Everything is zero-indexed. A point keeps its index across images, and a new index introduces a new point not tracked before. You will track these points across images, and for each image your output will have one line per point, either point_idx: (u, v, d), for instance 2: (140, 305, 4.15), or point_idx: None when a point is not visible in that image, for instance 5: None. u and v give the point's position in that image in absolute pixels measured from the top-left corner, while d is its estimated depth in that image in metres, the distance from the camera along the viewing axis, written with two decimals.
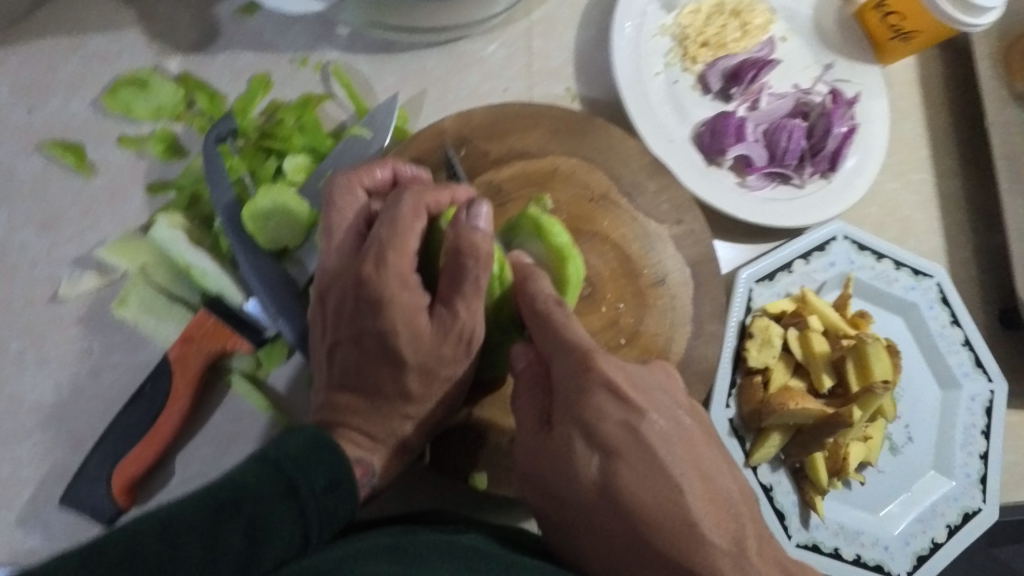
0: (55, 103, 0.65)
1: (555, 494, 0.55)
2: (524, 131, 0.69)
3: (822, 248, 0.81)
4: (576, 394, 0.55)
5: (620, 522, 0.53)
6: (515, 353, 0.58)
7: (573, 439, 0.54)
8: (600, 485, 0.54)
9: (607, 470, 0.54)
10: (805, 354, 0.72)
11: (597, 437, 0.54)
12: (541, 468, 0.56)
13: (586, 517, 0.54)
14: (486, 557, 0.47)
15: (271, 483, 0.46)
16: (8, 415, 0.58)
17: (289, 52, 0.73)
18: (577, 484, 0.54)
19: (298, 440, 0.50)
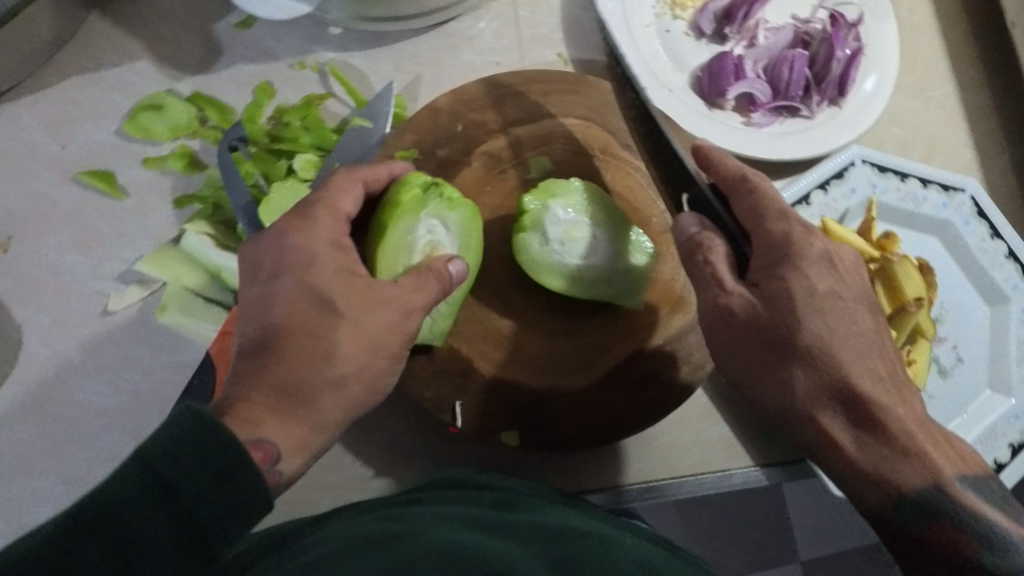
0: (84, 135, 0.71)
1: (758, 340, 0.54)
2: (517, 98, 0.70)
3: (840, 175, 0.79)
4: (786, 253, 0.54)
5: (825, 369, 0.52)
6: (683, 220, 0.57)
7: (778, 290, 0.53)
8: (812, 330, 0.52)
9: (813, 320, 0.52)
10: None
11: (815, 307, 0.53)
12: (739, 319, 0.54)
13: (789, 365, 0.53)
14: (468, 525, 0.43)
15: (147, 484, 0.38)
16: (75, 421, 0.63)
17: (287, 58, 0.76)
18: (781, 330, 0.53)
19: (175, 424, 0.41)
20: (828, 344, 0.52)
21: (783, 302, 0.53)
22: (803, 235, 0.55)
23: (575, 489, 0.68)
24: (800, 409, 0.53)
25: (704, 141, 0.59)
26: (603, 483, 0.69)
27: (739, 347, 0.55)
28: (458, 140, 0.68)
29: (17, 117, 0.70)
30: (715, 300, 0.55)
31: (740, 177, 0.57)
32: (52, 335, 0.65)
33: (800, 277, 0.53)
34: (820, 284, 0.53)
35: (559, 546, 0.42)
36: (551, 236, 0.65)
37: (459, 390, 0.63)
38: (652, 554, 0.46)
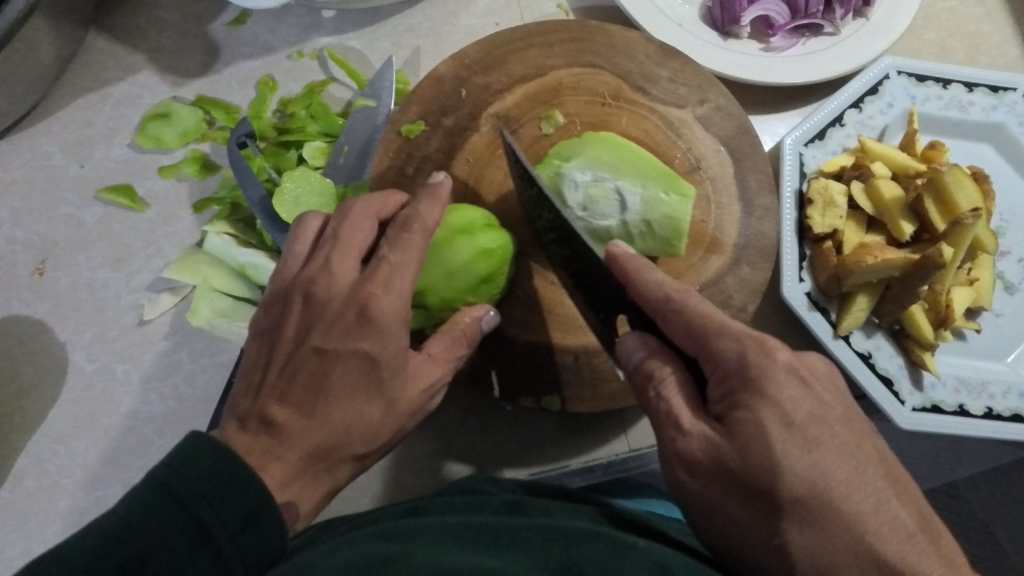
0: (100, 153, 0.72)
1: (737, 497, 0.43)
2: (519, 55, 0.67)
3: (874, 90, 0.73)
4: (745, 383, 0.43)
5: (818, 517, 0.42)
6: (627, 344, 0.48)
7: (744, 426, 0.43)
8: (796, 475, 0.42)
9: (792, 463, 0.42)
10: (875, 205, 0.66)
11: (787, 454, 0.42)
12: (706, 466, 0.44)
13: (777, 522, 0.43)
14: (499, 540, 0.41)
15: (180, 519, 0.38)
16: (129, 431, 0.65)
17: (284, 49, 0.75)
18: (761, 489, 0.42)
19: (206, 461, 0.40)
20: (808, 486, 0.42)
21: (744, 455, 0.43)
22: (759, 352, 0.44)
23: (626, 449, 0.67)
24: (805, 571, 0.42)
25: (624, 259, 0.49)
26: (654, 440, 0.67)
27: (713, 505, 0.44)
28: (464, 106, 0.66)
29: (35, 143, 0.71)
30: (671, 441, 0.46)
31: (665, 299, 0.47)
32: (96, 350, 0.67)
33: (766, 404, 0.43)
34: (796, 411, 0.43)
35: (569, 552, 0.41)
36: (571, 203, 0.61)
37: (495, 360, 0.62)
38: (666, 557, 0.43)
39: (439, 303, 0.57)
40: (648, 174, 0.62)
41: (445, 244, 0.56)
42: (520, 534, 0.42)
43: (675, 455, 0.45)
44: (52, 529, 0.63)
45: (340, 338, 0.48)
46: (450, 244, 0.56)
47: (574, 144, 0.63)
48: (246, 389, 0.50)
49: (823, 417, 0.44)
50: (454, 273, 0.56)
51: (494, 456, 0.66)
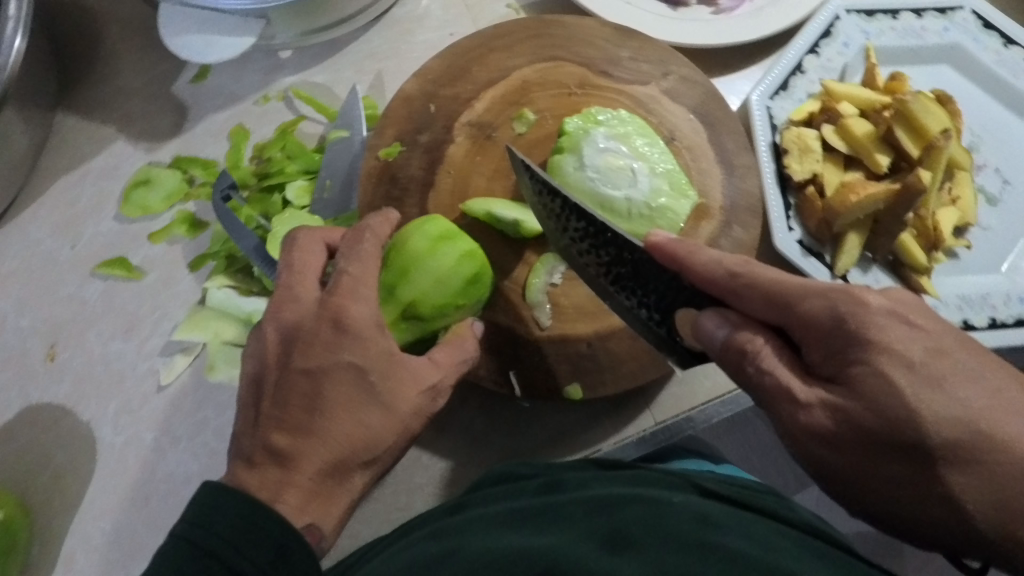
0: (90, 229, 0.72)
1: (885, 453, 0.43)
2: (481, 62, 0.69)
3: (828, 33, 0.75)
4: (853, 334, 0.43)
5: (970, 455, 0.42)
6: (707, 323, 0.48)
7: (865, 379, 0.42)
8: (932, 414, 0.42)
9: (947, 474, 0.42)
10: (849, 144, 0.68)
11: (911, 400, 0.42)
12: (845, 433, 0.43)
13: (933, 469, 0.42)
14: (547, 515, 0.43)
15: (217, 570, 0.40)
16: (168, 494, 0.66)
17: (250, 95, 0.76)
18: (897, 493, 0.43)
19: (231, 511, 0.42)
20: (970, 504, 0.42)
21: (880, 441, 0.42)
22: (853, 302, 0.44)
23: (653, 423, 0.68)
24: (975, 508, 0.42)
25: (665, 249, 0.49)
26: (679, 409, 0.69)
27: (865, 470, 0.43)
28: (437, 121, 0.67)
29: (25, 232, 0.72)
30: (790, 422, 0.45)
31: (731, 276, 0.47)
32: (123, 422, 0.68)
33: (883, 354, 0.42)
34: (937, 434, 0.42)
35: (613, 518, 0.41)
36: (589, 159, 0.60)
37: (512, 359, 0.62)
38: (707, 508, 0.43)
39: (432, 311, 0.56)
40: (668, 178, 0.62)
41: (424, 252, 0.56)
42: (564, 510, 0.43)
43: (801, 433, 0.45)
44: None
45: (323, 355, 0.48)
46: (434, 249, 0.56)
47: (629, 118, 0.63)
48: (249, 429, 0.50)
49: (982, 427, 0.42)
50: (444, 279, 0.56)
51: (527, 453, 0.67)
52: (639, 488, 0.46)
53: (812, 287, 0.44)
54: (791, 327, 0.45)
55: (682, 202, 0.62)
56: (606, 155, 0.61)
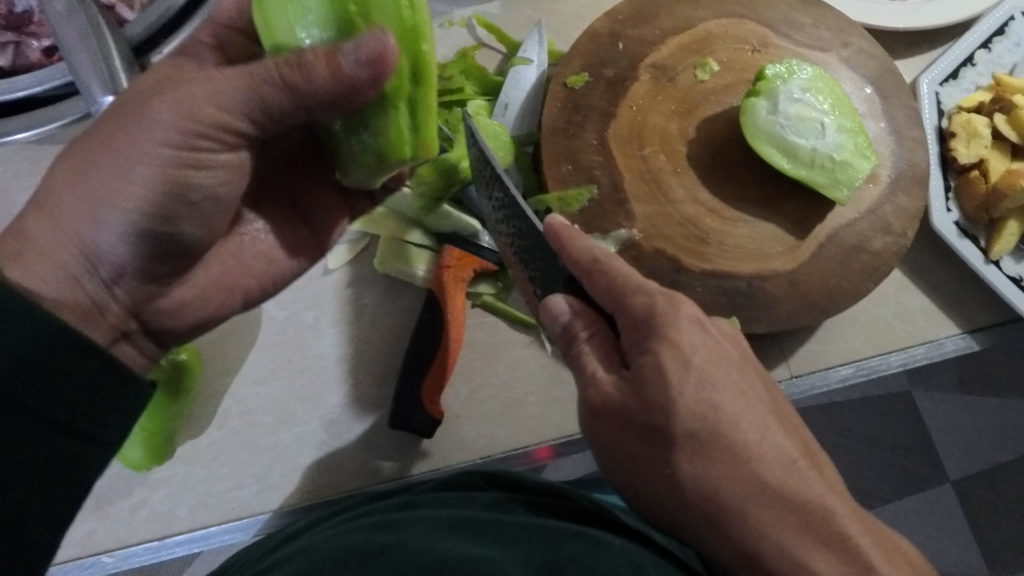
0: None
1: (635, 433, 0.50)
2: (668, 10, 0.72)
3: (1002, 31, 0.77)
4: (656, 326, 0.49)
5: (712, 452, 0.49)
6: (554, 306, 0.53)
7: (649, 367, 0.49)
8: (687, 410, 0.48)
9: (680, 461, 0.49)
10: (1019, 134, 0.69)
11: (682, 408, 0.48)
12: (616, 401, 0.50)
13: (672, 460, 0.49)
14: (501, 527, 0.51)
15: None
16: (321, 372, 0.70)
17: (435, 19, 0.81)
18: (645, 466, 0.50)
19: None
20: (685, 492, 0.49)
21: (632, 418, 0.49)
22: (668, 305, 0.50)
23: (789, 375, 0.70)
24: (693, 502, 0.50)
25: (557, 228, 0.52)
26: (813, 366, 0.71)
27: (618, 442, 0.51)
28: (622, 57, 0.70)
29: None
30: (588, 395, 0.51)
31: (594, 259, 0.51)
32: (287, 299, 0.72)
33: (668, 349, 0.49)
34: (681, 424, 0.48)
35: (546, 550, 0.49)
36: (781, 106, 0.64)
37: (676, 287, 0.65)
38: (641, 555, 0.51)
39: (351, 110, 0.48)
40: (850, 137, 0.65)
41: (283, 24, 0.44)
42: (505, 531, 0.51)
43: (588, 404, 0.52)
44: (261, 462, 0.68)
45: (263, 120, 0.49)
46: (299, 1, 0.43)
47: (818, 75, 0.66)
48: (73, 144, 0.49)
49: (737, 450, 0.50)
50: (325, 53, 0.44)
51: None
52: (586, 523, 0.53)
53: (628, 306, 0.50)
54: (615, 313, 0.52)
55: (862, 162, 0.65)
56: (795, 105, 0.64)
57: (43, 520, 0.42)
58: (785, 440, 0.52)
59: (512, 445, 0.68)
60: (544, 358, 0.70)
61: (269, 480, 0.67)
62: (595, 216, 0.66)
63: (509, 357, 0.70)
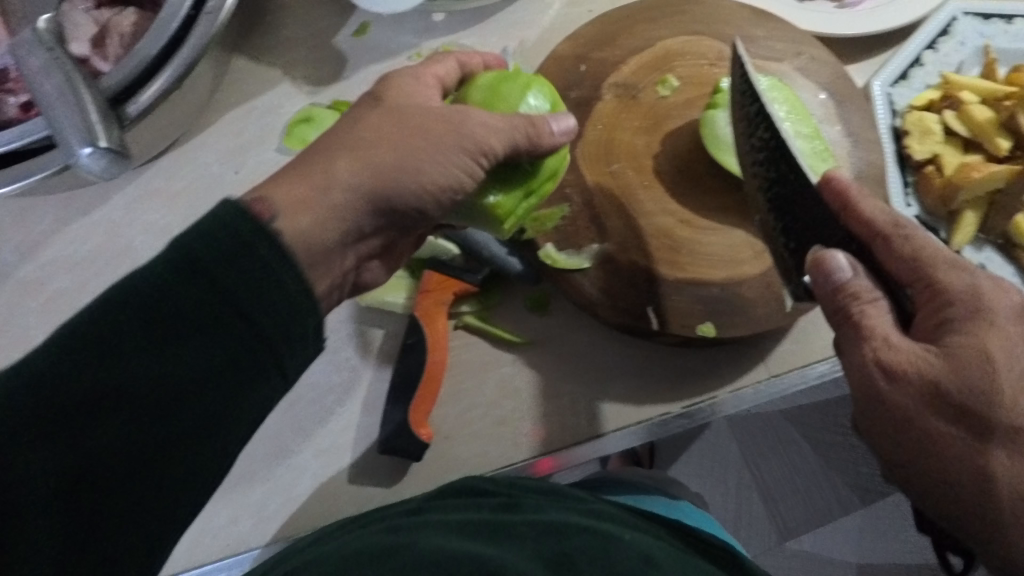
0: (251, 159, 0.79)
1: (944, 413, 0.50)
2: (628, 31, 0.75)
3: (946, 32, 0.80)
4: (979, 303, 0.50)
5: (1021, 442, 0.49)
6: (823, 259, 0.53)
7: (963, 349, 0.49)
8: (1019, 399, 0.48)
9: (996, 452, 0.49)
10: (969, 129, 0.72)
11: (963, 404, 0.49)
12: (914, 383, 0.49)
13: (985, 446, 0.49)
14: (511, 526, 0.52)
15: (184, 293, 0.45)
16: (313, 402, 0.71)
17: (405, 52, 0.83)
18: (954, 450, 0.50)
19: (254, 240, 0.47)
20: (1000, 486, 0.49)
21: (944, 398, 0.49)
22: (957, 269, 0.51)
23: (768, 375, 0.72)
24: (1004, 489, 0.49)
25: (837, 183, 0.55)
26: (791, 365, 0.72)
27: (907, 425, 0.51)
28: (586, 79, 0.73)
29: (194, 157, 0.79)
30: (880, 365, 0.51)
31: (892, 220, 0.53)
32: None
33: (990, 331, 0.49)
34: (933, 421, 0.50)
35: (558, 543, 0.50)
36: None
37: (651, 295, 0.66)
38: (649, 549, 0.52)
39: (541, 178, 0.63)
40: (807, 139, 0.69)
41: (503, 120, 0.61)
42: (513, 531, 0.52)
43: (874, 368, 0.51)
44: (255, 496, 0.68)
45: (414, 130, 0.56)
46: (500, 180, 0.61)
47: (773, 84, 0.70)
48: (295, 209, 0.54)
49: None
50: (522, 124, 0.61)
51: (647, 394, 0.71)
52: (597, 522, 0.54)
53: (939, 279, 0.51)
54: (913, 285, 0.53)
55: (822, 165, 0.69)
56: None
57: (184, 497, 0.47)
58: None
59: (504, 464, 0.69)
60: (530, 375, 0.71)
61: (263, 513, 0.68)
62: (568, 234, 0.69)
63: (496, 376, 0.72)
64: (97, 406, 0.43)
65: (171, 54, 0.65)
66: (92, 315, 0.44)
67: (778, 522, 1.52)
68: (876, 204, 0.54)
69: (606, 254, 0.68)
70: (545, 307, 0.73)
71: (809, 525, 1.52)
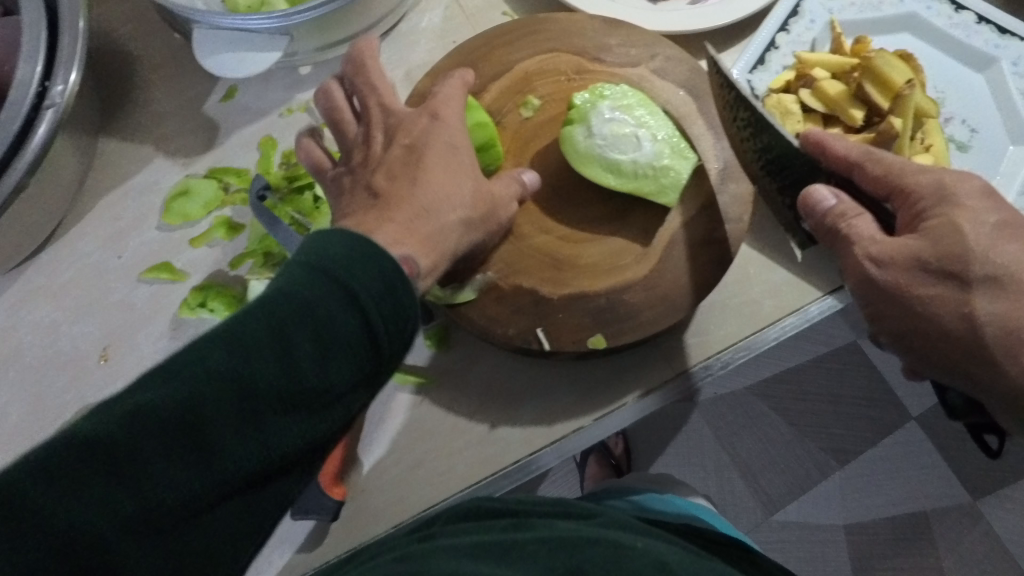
0: (133, 240, 0.78)
1: (931, 282, 0.61)
2: (486, 58, 0.76)
3: (795, 13, 0.83)
4: (942, 196, 0.60)
5: (1007, 290, 0.59)
6: (822, 192, 0.64)
7: (941, 228, 0.60)
8: (993, 259, 0.59)
9: (978, 297, 0.60)
10: (825, 104, 0.75)
11: (949, 272, 0.60)
12: (901, 262, 0.61)
13: (970, 299, 0.60)
14: (526, 547, 0.53)
15: (280, 328, 0.43)
16: None
17: (275, 109, 0.83)
18: (936, 308, 0.61)
19: (343, 250, 0.48)
20: (986, 325, 0.60)
21: (924, 267, 0.61)
22: (924, 173, 0.62)
23: (673, 373, 0.73)
24: (988, 332, 0.60)
25: (815, 134, 0.65)
26: (694, 359, 0.73)
27: (914, 296, 0.62)
28: None
29: (75, 248, 0.78)
30: (853, 269, 0.64)
31: (864, 152, 0.63)
32: None
33: (957, 211, 0.60)
34: (976, 271, 0.59)
35: (573, 557, 0.52)
36: (598, 127, 0.69)
37: (540, 316, 0.67)
38: (667, 556, 0.54)
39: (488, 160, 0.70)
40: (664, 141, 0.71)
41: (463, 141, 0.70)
42: (526, 549, 0.53)
43: (865, 260, 0.62)
44: None
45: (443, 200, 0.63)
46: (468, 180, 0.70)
47: (625, 92, 0.72)
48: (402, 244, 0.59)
49: (975, 303, 0.60)
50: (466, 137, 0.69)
51: (557, 412, 0.71)
52: (609, 531, 0.57)
53: (908, 184, 0.61)
54: (891, 198, 0.63)
55: (682, 163, 0.71)
56: (610, 123, 0.69)
57: (242, 548, 0.43)
58: (996, 307, 0.60)
59: (426, 506, 0.69)
60: (439, 413, 0.71)
61: None
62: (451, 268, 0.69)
63: (406, 420, 0.71)
64: (230, 433, 0.41)
65: (17, 152, 0.64)
66: (189, 357, 0.41)
67: (762, 497, 1.49)
68: (842, 141, 0.64)
69: (491, 283, 0.68)
70: (445, 342, 0.73)
71: (791, 496, 1.49)
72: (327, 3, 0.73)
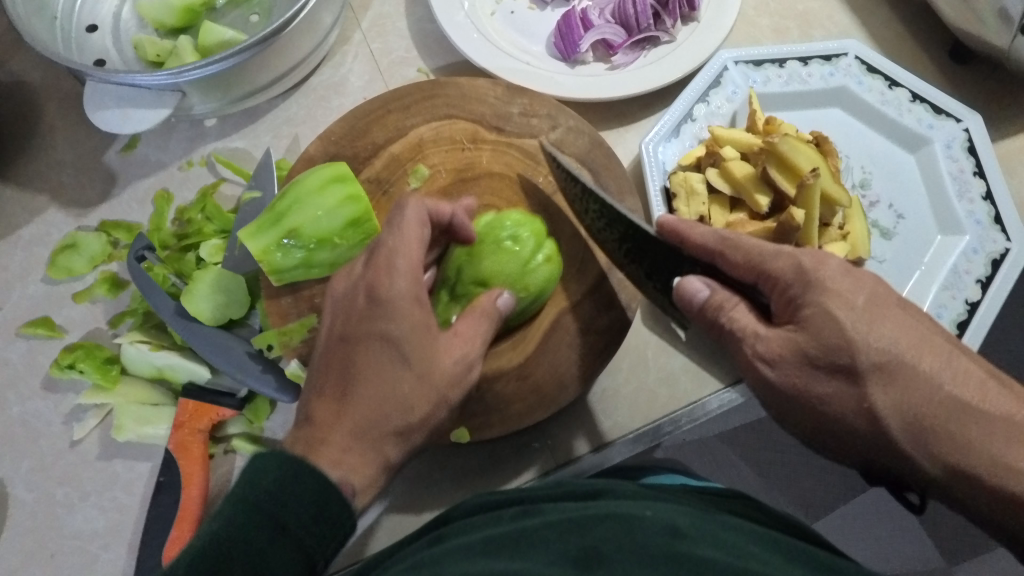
0: (15, 293, 0.76)
1: (823, 378, 0.51)
2: (379, 121, 0.73)
3: (716, 83, 0.79)
4: (807, 281, 0.51)
5: (898, 378, 0.49)
6: (691, 284, 0.56)
7: (814, 317, 0.50)
8: (870, 346, 0.49)
9: (873, 390, 0.49)
10: (731, 185, 0.70)
11: (836, 366, 0.50)
12: (790, 360, 0.51)
13: (863, 391, 0.50)
14: (521, 536, 0.41)
15: (247, 537, 0.46)
16: (76, 552, 0.67)
17: (175, 162, 0.81)
18: (835, 409, 0.51)
19: (271, 469, 0.49)
20: (888, 419, 0.49)
21: (809, 361, 0.51)
22: (808, 260, 0.52)
23: (554, 464, 0.69)
24: (894, 428, 0.49)
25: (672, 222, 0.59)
26: (578, 450, 0.69)
27: (806, 391, 0.51)
28: None
29: None
30: (748, 371, 0.54)
31: (721, 240, 0.56)
32: (35, 479, 0.69)
33: (831, 297, 0.50)
34: (865, 361, 0.49)
35: (584, 536, 0.40)
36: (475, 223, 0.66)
37: None
38: (678, 520, 0.42)
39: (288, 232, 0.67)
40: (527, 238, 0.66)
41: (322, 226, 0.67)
42: (533, 533, 0.41)
43: (753, 360, 0.53)
44: None
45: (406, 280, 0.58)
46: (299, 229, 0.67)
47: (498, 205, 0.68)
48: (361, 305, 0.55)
49: (870, 399, 0.49)
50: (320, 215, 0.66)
51: (427, 498, 0.68)
52: (622, 504, 0.44)
53: (770, 271, 0.53)
54: (760, 284, 0.54)
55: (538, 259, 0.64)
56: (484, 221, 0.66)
57: None
58: (890, 396, 0.49)
59: None
60: None
61: None
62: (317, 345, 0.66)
63: None
64: None
65: None
66: None
67: None
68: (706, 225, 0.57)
69: None
70: None
71: None
72: (218, 62, 0.70)
